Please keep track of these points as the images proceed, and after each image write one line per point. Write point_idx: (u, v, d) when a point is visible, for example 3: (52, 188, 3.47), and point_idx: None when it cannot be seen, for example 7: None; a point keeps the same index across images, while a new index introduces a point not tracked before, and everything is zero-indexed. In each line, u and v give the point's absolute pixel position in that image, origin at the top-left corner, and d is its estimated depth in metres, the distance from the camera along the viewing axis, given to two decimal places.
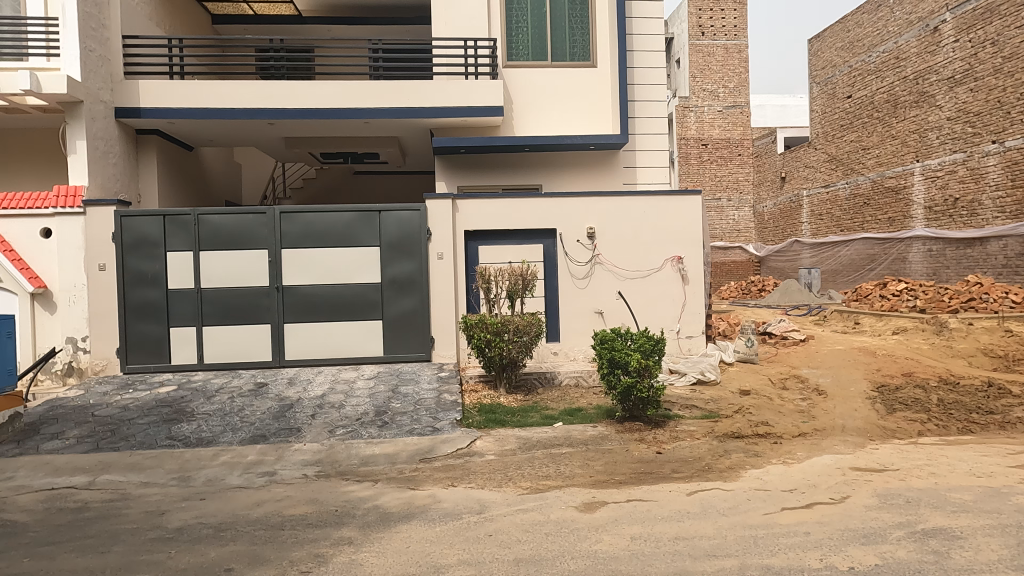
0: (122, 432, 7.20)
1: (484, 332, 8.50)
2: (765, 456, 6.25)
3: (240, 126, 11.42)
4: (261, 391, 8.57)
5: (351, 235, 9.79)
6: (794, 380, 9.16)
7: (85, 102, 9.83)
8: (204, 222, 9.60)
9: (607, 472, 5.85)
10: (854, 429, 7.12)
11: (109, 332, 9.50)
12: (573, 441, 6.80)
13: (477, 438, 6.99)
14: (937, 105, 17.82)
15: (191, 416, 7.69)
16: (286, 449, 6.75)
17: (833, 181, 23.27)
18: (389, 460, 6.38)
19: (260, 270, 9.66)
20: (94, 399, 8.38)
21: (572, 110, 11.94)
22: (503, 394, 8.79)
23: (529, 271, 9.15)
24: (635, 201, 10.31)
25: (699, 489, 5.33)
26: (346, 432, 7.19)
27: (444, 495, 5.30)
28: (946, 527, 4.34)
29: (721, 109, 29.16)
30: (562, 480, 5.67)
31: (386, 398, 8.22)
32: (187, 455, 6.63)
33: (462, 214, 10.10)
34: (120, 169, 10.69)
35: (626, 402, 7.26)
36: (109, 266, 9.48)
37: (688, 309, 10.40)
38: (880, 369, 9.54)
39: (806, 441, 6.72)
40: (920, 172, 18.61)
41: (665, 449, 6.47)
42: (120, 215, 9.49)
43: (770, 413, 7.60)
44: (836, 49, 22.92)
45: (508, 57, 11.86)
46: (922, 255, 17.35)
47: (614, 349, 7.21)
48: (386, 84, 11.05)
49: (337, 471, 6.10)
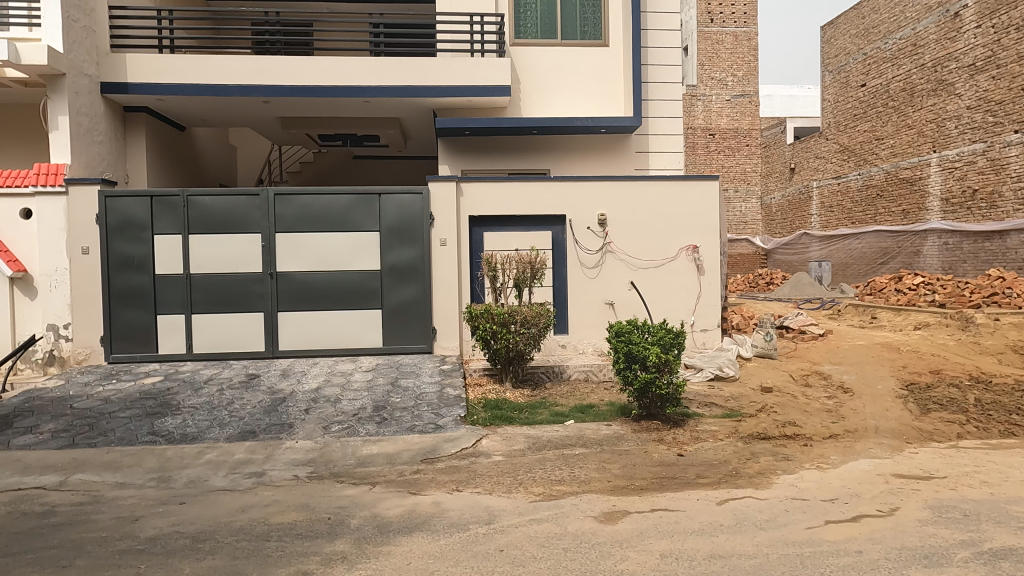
0: (100, 427, 6.69)
1: (490, 323, 8.00)
2: (797, 460, 5.77)
3: (233, 104, 10.84)
4: (253, 383, 8.07)
5: (350, 219, 9.25)
6: (816, 377, 8.65)
7: (68, 75, 9.25)
8: (194, 204, 9.06)
9: (626, 477, 5.34)
10: (888, 431, 6.61)
11: (93, 320, 8.99)
12: (587, 442, 6.30)
13: (484, 437, 6.48)
14: (956, 93, 17.25)
15: (177, 410, 7.17)
16: (277, 447, 6.24)
17: (845, 173, 22.70)
18: (387, 460, 5.87)
19: (252, 255, 9.14)
20: (75, 390, 7.87)
21: (582, 92, 11.38)
22: (509, 389, 8.29)
23: (538, 259, 8.62)
24: (649, 186, 9.77)
25: (731, 498, 4.83)
26: (342, 429, 6.68)
27: (448, 502, 4.79)
28: (1017, 548, 3.83)
29: (729, 98, 28.53)
30: (577, 485, 5.16)
31: (386, 392, 7.72)
32: (169, 452, 6.12)
33: (466, 199, 9.57)
34: (107, 148, 10.15)
35: (643, 399, 6.77)
36: (93, 249, 8.95)
37: (704, 301, 9.92)
38: (907, 366, 9.04)
39: (838, 444, 6.22)
40: (937, 162, 18.04)
41: (687, 452, 5.98)
42: (105, 195, 8.94)
43: (796, 413, 7.10)
44: (850, 36, 22.31)
45: (515, 34, 11.28)
46: (938, 249, 16.87)
47: (632, 342, 6.69)
48: (387, 61, 10.46)
49: (331, 472, 5.60)
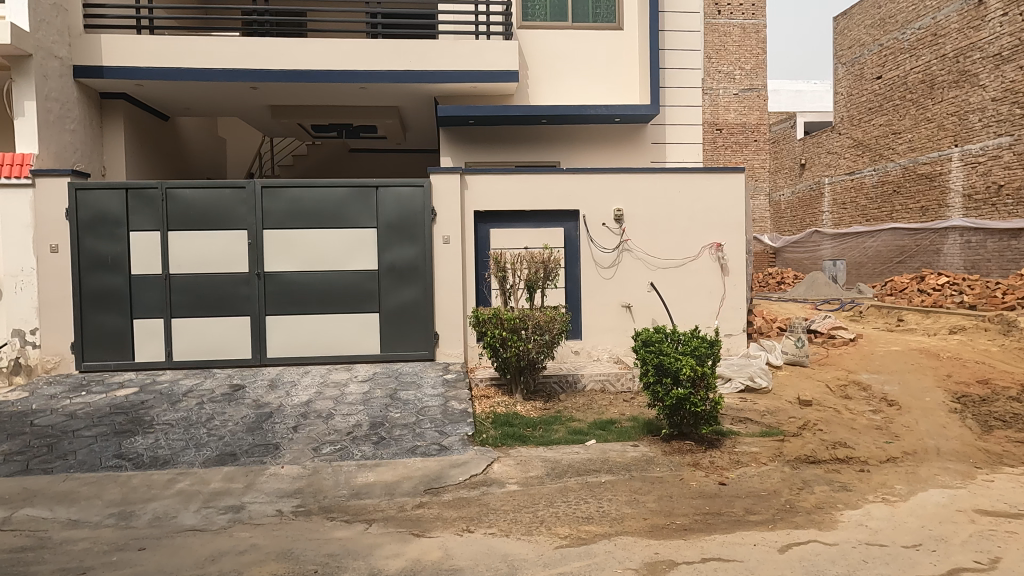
0: (61, 449, 5.91)
1: (499, 329, 7.23)
2: (857, 491, 5.01)
3: (218, 91, 10.04)
4: (236, 395, 7.28)
5: (345, 214, 8.47)
6: (855, 387, 7.93)
7: (35, 57, 8.42)
8: (173, 198, 8.26)
9: (665, 514, 4.56)
10: (952, 453, 5.86)
11: (63, 325, 8.20)
12: (613, 467, 5.53)
13: (496, 461, 5.71)
14: (981, 85, 16.49)
15: (149, 428, 6.39)
16: (259, 474, 5.45)
17: (858, 168, 21.94)
18: (386, 491, 5.09)
19: (237, 254, 8.35)
20: (38, 404, 7.08)
21: (595, 81, 10.61)
22: (520, 402, 7.51)
23: (551, 258, 7.82)
24: (670, 178, 9.00)
25: (794, 543, 4.06)
26: (334, 451, 5.91)
27: (458, 550, 4.00)
28: None
29: (737, 92, 27.71)
30: (609, 524, 4.39)
31: (383, 407, 6.94)
32: (136, 480, 5.33)
33: (471, 192, 8.79)
34: (80, 137, 9.35)
35: (674, 417, 5.99)
36: (62, 247, 8.16)
37: (728, 303, 9.17)
38: (952, 375, 8.31)
39: (899, 469, 5.47)
40: (958, 157, 17.31)
41: (730, 480, 5.22)
42: (75, 188, 8.15)
43: (844, 431, 6.33)
44: (865, 27, 21.58)
45: (523, 17, 10.51)
46: (960, 247, 16.19)
47: (661, 353, 5.92)
48: (385, 44, 9.67)
49: (321, 506, 4.81)
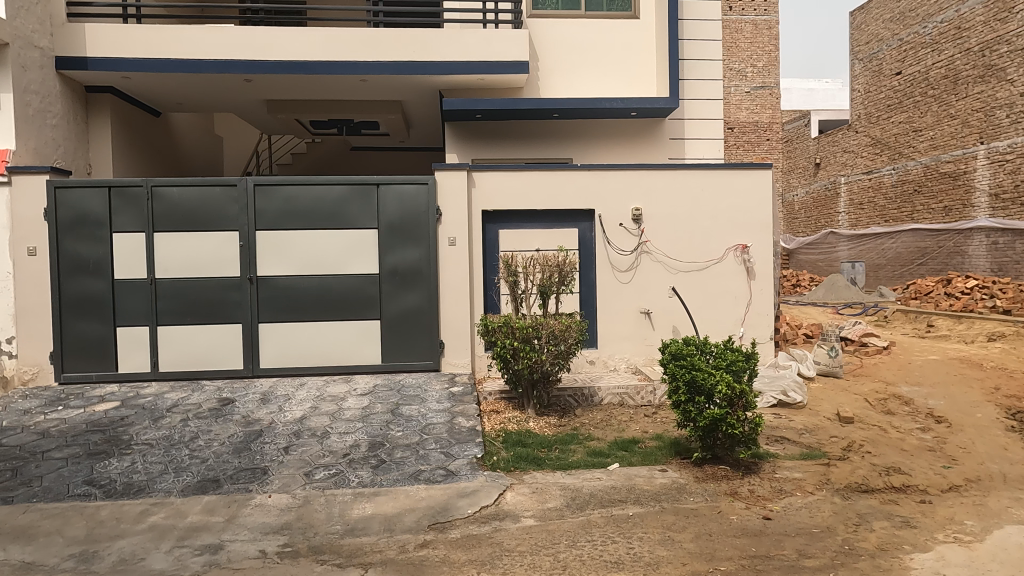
0: (26, 474, 5.33)
1: (510, 339, 6.62)
2: (923, 527, 4.37)
3: (210, 84, 9.47)
4: (224, 411, 6.68)
5: (343, 214, 7.87)
6: (897, 401, 7.29)
7: (13, 46, 7.85)
8: (160, 196, 7.69)
9: (705, 558, 3.94)
10: (1020, 480, 5.23)
11: (41, 333, 7.63)
12: (640, 497, 4.92)
13: (508, 489, 5.09)
14: (1009, 79, 15.78)
15: (126, 449, 5.80)
16: (242, 505, 4.85)
17: (877, 167, 21.27)
18: (385, 527, 4.48)
19: (228, 256, 7.77)
20: (10, 420, 6.51)
21: (610, 72, 10.01)
22: (532, 418, 6.90)
23: (567, 261, 7.21)
24: (693, 175, 8.38)
25: None
26: (328, 476, 5.31)
27: None
28: None
29: (749, 89, 26.68)
30: (642, 572, 3.78)
31: (383, 425, 6.33)
32: (105, 512, 4.74)
33: (479, 190, 8.19)
34: (63, 133, 8.80)
35: (708, 439, 5.36)
36: (40, 249, 7.59)
37: (754, 309, 8.54)
38: (999, 387, 7.67)
39: (964, 500, 4.84)
40: (984, 154, 16.65)
41: (775, 514, 4.59)
42: (54, 186, 7.57)
43: (894, 454, 5.70)
44: (883, 21, 20.96)
45: (534, 5, 9.94)
46: (985, 248, 15.54)
47: (693, 367, 5.31)
48: (387, 33, 9.09)
49: (310, 546, 4.20)
